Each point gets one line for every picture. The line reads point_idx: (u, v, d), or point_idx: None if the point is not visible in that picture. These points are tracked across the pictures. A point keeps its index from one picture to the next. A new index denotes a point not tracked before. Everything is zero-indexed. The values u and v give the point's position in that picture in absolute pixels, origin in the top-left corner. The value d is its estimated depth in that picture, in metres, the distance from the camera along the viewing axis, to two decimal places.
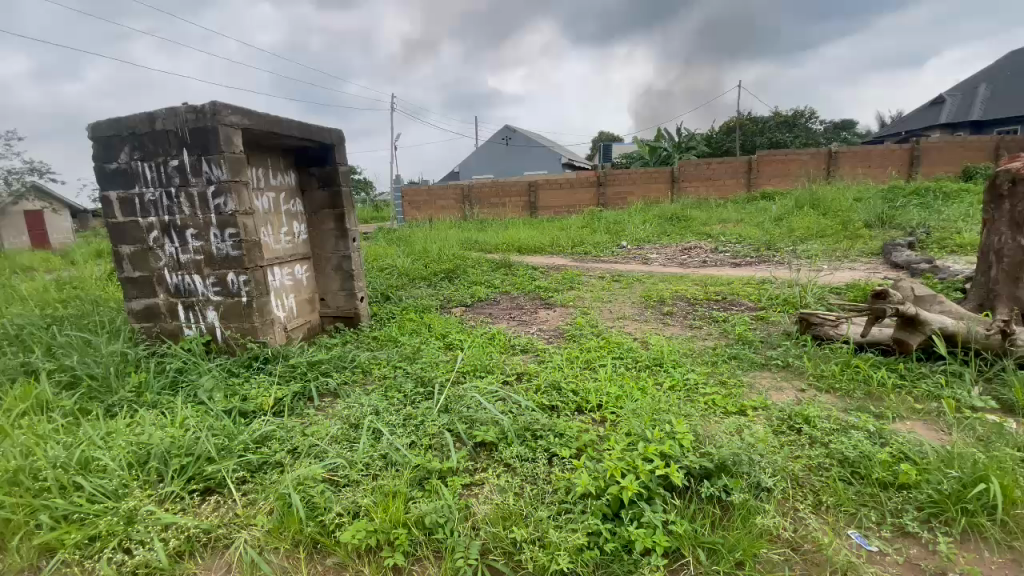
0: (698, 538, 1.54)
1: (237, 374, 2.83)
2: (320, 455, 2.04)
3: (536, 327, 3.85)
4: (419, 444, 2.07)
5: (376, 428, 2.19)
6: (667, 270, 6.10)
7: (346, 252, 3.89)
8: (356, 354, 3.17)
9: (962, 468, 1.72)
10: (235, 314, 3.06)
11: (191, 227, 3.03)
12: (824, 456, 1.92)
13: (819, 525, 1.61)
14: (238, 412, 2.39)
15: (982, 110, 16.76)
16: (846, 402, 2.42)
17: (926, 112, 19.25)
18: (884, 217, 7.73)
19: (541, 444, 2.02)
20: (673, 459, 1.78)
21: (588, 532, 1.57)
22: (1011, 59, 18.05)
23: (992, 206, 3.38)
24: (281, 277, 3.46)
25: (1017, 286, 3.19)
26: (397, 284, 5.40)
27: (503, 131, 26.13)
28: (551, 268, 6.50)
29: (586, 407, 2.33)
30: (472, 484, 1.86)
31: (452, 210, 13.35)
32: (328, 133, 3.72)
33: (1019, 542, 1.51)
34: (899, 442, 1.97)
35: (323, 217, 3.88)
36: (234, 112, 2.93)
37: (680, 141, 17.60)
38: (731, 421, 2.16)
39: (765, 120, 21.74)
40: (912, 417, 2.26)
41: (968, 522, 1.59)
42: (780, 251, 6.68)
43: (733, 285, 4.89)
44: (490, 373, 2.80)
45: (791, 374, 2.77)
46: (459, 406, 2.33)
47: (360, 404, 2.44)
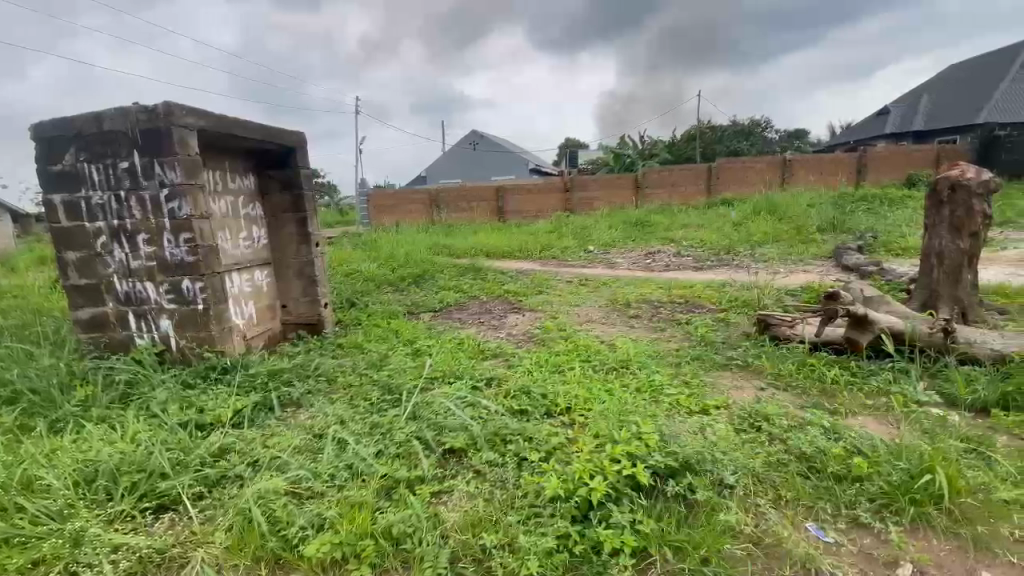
0: (665, 537, 1.57)
1: (193, 385, 2.71)
2: (283, 467, 1.97)
3: (505, 331, 3.86)
4: (387, 453, 2.03)
5: (342, 437, 2.14)
6: (633, 274, 6.23)
7: (308, 257, 3.80)
8: (320, 362, 3.09)
9: (909, 461, 1.83)
10: (191, 322, 2.93)
11: (142, 231, 2.90)
12: (783, 452, 1.99)
13: (779, 519, 1.66)
14: (194, 424, 2.29)
15: (924, 121, 17.81)
16: (803, 400, 2.52)
17: (872, 122, 20.32)
18: (835, 223, 8.11)
19: (510, 449, 2.01)
20: (640, 458, 1.81)
21: (558, 535, 1.57)
22: (947, 74, 19.28)
23: (930, 212, 3.60)
24: (239, 284, 3.35)
25: (957, 287, 3.43)
26: (364, 290, 5.31)
27: (470, 135, 26.15)
28: (520, 272, 6.53)
29: (556, 410, 2.34)
30: (441, 491, 1.84)
31: (420, 215, 13.21)
32: (290, 135, 3.64)
33: (964, 529, 1.60)
34: (852, 437, 2.06)
35: (284, 221, 3.78)
36: (189, 112, 2.83)
37: (643, 149, 18.07)
38: (695, 421, 2.21)
39: (724, 129, 22.50)
40: (864, 412, 2.37)
41: (916, 511, 1.67)
42: (740, 256, 6.91)
43: (695, 288, 5.03)
44: (459, 378, 2.78)
45: (751, 373, 2.87)
46: (428, 413, 2.30)
47: (325, 413, 2.39)
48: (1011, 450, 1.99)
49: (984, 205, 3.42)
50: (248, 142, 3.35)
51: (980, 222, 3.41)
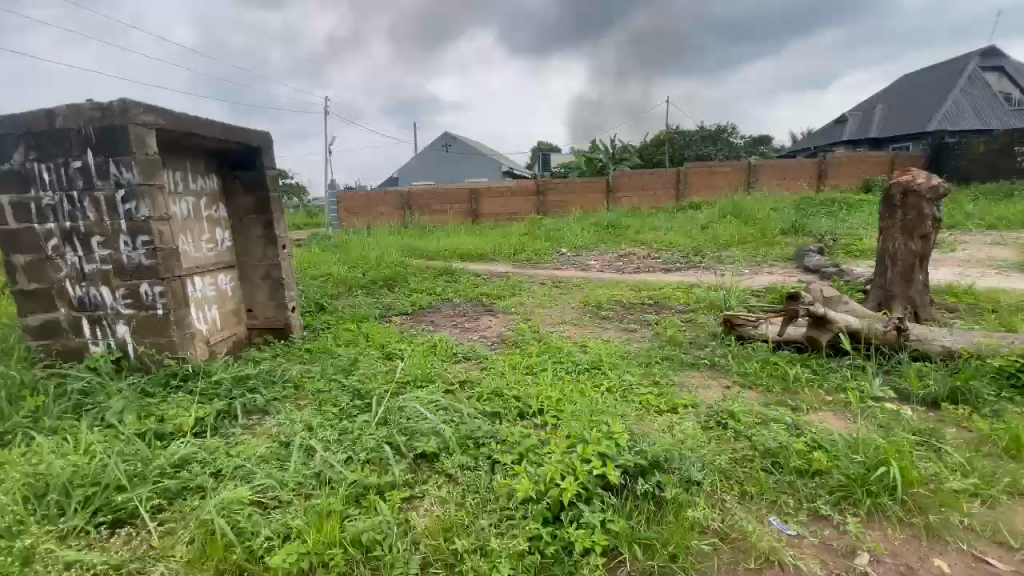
0: (635, 535, 1.59)
1: (152, 394, 2.61)
2: (248, 477, 1.92)
3: (479, 334, 3.85)
4: (356, 459, 1.99)
5: (309, 444, 2.09)
6: (605, 276, 6.31)
7: (275, 260, 3.71)
8: (287, 368, 3.02)
9: (866, 455, 1.90)
10: (150, 328, 2.82)
11: (97, 234, 2.78)
12: (748, 448, 2.05)
13: (745, 514, 1.71)
14: (153, 434, 2.20)
15: (879, 129, 18.64)
16: (767, 397, 2.60)
17: (832, 129, 21.15)
18: (797, 226, 8.40)
19: (483, 452, 2.00)
20: (610, 458, 1.83)
21: (530, 537, 1.57)
22: (900, 84, 20.24)
23: (884, 215, 3.76)
24: (201, 288, 3.24)
25: (909, 287, 3.60)
26: (333, 293, 5.22)
27: (443, 137, 26.02)
28: (493, 274, 6.52)
29: (528, 412, 2.35)
30: (411, 496, 1.81)
31: (392, 217, 13.06)
32: (255, 135, 3.54)
33: (916, 518, 1.69)
34: (813, 432, 2.13)
35: (249, 223, 3.68)
36: (147, 111, 2.72)
37: (615, 153, 18.36)
38: (664, 420, 2.25)
39: (692, 134, 23.06)
40: (824, 408, 2.46)
41: (872, 502, 1.74)
42: (707, 258, 7.08)
43: (665, 289, 5.13)
44: (431, 381, 2.76)
45: (718, 372, 2.94)
46: (399, 418, 2.27)
47: (292, 420, 2.33)
48: (959, 442, 2.09)
49: (934, 209, 3.59)
50: (210, 141, 3.25)
51: (930, 225, 3.57)
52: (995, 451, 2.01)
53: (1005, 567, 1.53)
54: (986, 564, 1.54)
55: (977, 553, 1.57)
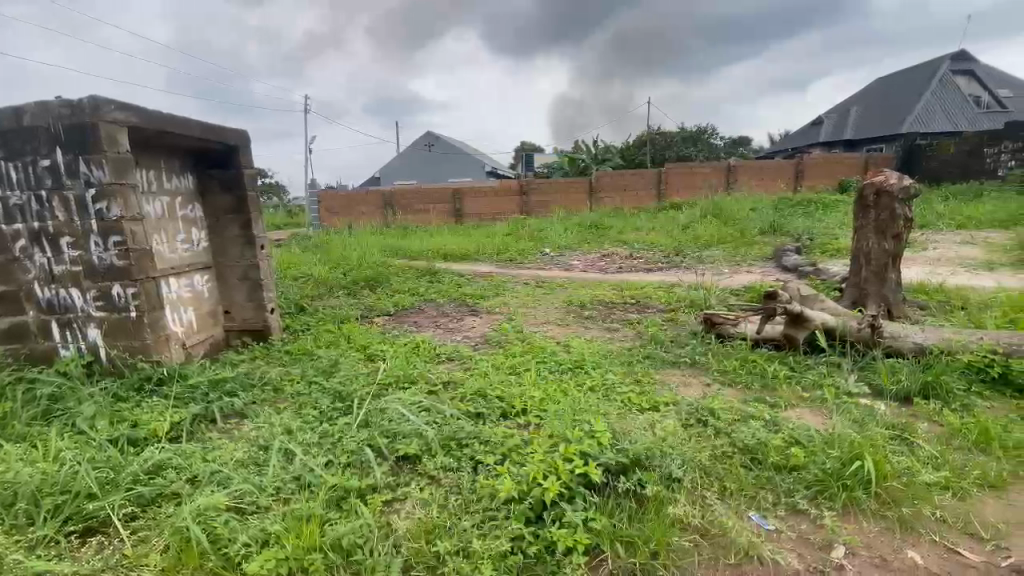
0: (617, 533, 1.60)
1: (125, 399, 2.54)
2: (224, 482, 1.88)
3: (462, 334, 3.83)
4: (336, 462, 1.97)
5: (288, 448, 2.06)
6: (587, 276, 6.35)
7: (253, 260, 3.64)
8: (266, 371, 2.97)
9: (841, 449, 1.94)
10: (122, 331, 2.74)
11: (67, 235, 2.70)
12: (728, 444, 2.08)
13: (724, 510, 1.73)
14: (126, 440, 2.14)
15: (854, 131, 19.09)
16: (746, 394, 2.64)
17: (808, 131, 21.60)
18: (775, 226, 8.56)
19: (465, 452, 1.99)
20: (593, 457, 1.83)
21: (512, 537, 1.57)
22: (874, 87, 20.75)
23: (859, 216, 3.85)
24: (176, 289, 3.17)
25: (883, 285, 3.68)
26: (314, 294, 5.15)
27: (425, 137, 25.87)
28: (476, 275, 6.50)
29: (511, 413, 2.34)
30: (393, 499, 1.80)
31: (374, 217, 12.93)
32: (232, 133, 3.48)
33: (890, 511, 1.73)
34: (791, 429, 2.17)
35: (226, 223, 3.61)
36: (118, 108, 2.65)
37: (597, 154, 18.49)
38: (646, 418, 2.27)
39: (673, 135, 23.34)
40: (801, 404, 2.50)
41: (847, 496, 1.78)
42: (688, 258, 7.17)
43: (647, 289, 5.17)
44: (414, 382, 2.74)
45: (698, 370, 2.98)
46: (380, 420, 2.24)
47: (270, 424, 2.29)
48: (931, 436, 2.15)
49: (906, 209, 3.69)
50: (185, 140, 3.18)
51: (902, 224, 3.66)
52: (965, 444, 2.07)
53: (975, 557, 1.57)
54: (957, 555, 1.59)
55: (948, 544, 1.62)
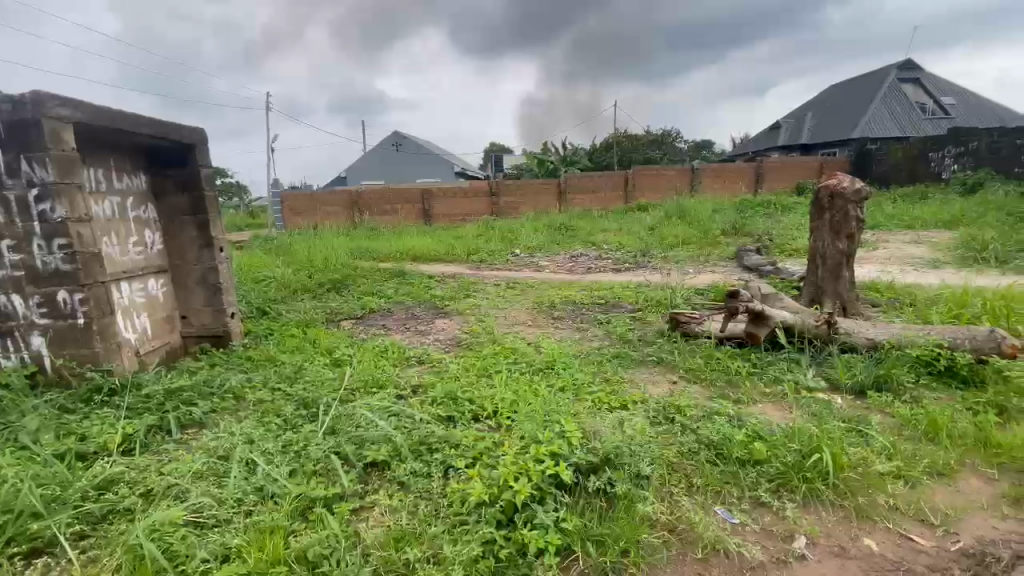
0: (587, 533, 1.61)
1: (74, 411, 2.40)
2: (181, 496, 1.80)
3: (432, 337, 3.78)
4: (301, 471, 1.91)
5: (250, 458, 1.98)
6: (557, 277, 6.39)
7: (211, 263, 3.51)
8: (226, 378, 2.86)
9: (802, 443, 2.01)
10: (69, 339, 2.59)
11: (7, 237, 2.54)
12: (694, 440, 2.12)
13: (691, 505, 1.77)
14: (75, 454, 2.03)
15: (809, 135, 19.89)
16: (711, 391, 2.71)
17: (767, 135, 22.38)
18: (737, 226, 8.82)
19: (436, 457, 1.97)
20: (563, 458, 1.84)
21: (483, 541, 1.56)
22: (828, 94, 21.67)
23: (814, 216, 4.00)
24: (129, 294, 3.02)
25: (838, 283, 3.84)
26: (277, 297, 5.00)
27: (392, 137, 25.55)
28: (446, 276, 6.45)
29: (482, 415, 2.33)
30: (361, 507, 1.76)
31: (339, 217, 12.66)
32: (188, 131, 3.34)
33: (847, 501, 1.80)
34: (753, 424, 2.23)
35: (182, 224, 3.47)
36: (63, 104, 2.51)
37: (565, 156, 18.68)
38: (615, 417, 2.29)
39: (639, 138, 23.79)
40: (763, 400, 2.58)
41: (807, 488, 1.84)
42: (655, 258, 7.30)
43: (615, 289, 5.24)
44: (382, 387, 2.69)
45: (665, 368, 3.03)
46: (347, 426, 2.19)
47: (231, 433, 2.20)
48: (884, 427, 2.25)
49: (858, 211, 3.85)
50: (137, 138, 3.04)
51: (855, 225, 3.83)
52: (915, 434, 2.18)
53: (926, 543, 1.66)
54: (910, 540, 1.67)
55: (901, 530, 1.70)
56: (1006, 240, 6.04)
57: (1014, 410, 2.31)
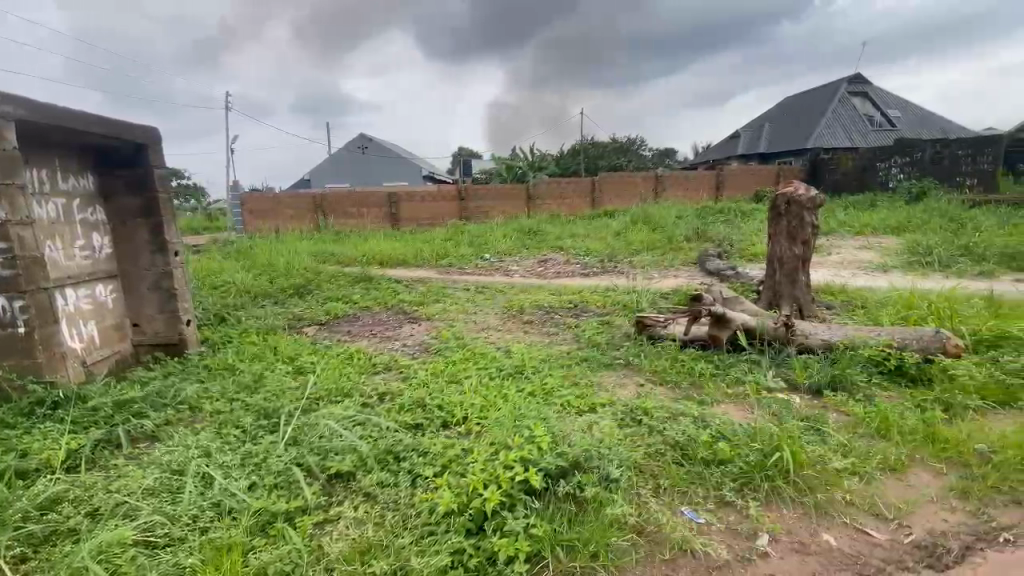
0: (558, 538, 1.60)
1: (12, 426, 2.24)
2: (131, 514, 1.70)
3: (399, 343, 3.73)
4: (262, 485, 1.84)
5: (206, 472, 1.90)
6: (526, 281, 6.40)
7: (166, 268, 3.35)
8: (181, 388, 2.73)
9: (764, 442, 2.07)
10: (8, 349, 2.42)
11: None
12: (661, 442, 2.15)
13: (659, 507, 1.80)
14: (12, 473, 1.89)
15: (768, 144, 20.66)
16: (677, 392, 2.76)
17: (728, 144, 23.13)
18: (700, 233, 9.06)
19: (403, 466, 1.93)
20: (533, 463, 1.83)
21: (452, 551, 1.53)
22: (784, 105, 22.59)
23: (772, 223, 4.15)
24: (75, 301, 2.85)
25: (795, 287, 3.98)
26: (236, 304, 4.82)
27: (358, 138, 25.10)
28: (414, 281, 6.37)
29: (451, 421, 2.30)
30: (325, 521, 1.71)
31: (303, 220, 12.35)
32: (141, 131, 3.19)
33: (807, 498, 1.86)
34: (718, 424, 2.27)
35: (133, 227, 3.31)
36: (6, 100, 2.35)
37: (533, 161, 18.79)
38: (583, 420, 2.31)
39: (606, 146, 24.21)
40: (726, 400, 2.65)
41: (770, 486, 1.89)
42: (621, 263, 7.42)
43: (582, 293, 5.29)
44: (347, 395, 2.63)
45: (632, 371, 3.07)
46: (310, 437, 2.12)
47: (185, 446, 2.10)
48: (840, 424, 2.34)
49: (813, 217, 4.01)
50: (85, 136, 2.88)
51: (810, 231, 3.98)
52: (868, 432, 2.27)
53: (881, 536, 1.73)
54: (865, 534, 1.74)
55: (857, 525, 1.77)
56: (948, 245, 6.41)
57: (958, 406, 2.45)
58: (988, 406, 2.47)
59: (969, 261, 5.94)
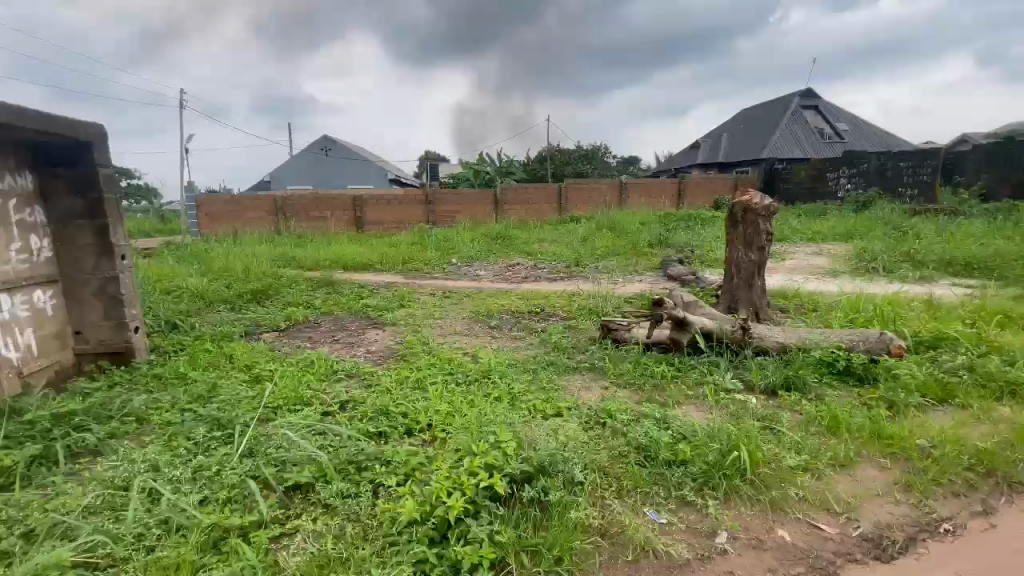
0: (522, 543, 1.60)
1: None
2: (70, 535, 1.60)
3: (363, 349, 3.66)
4: (214, 499, 1.76)
5: (153, 488, 1.80)
6: (494, 286, 6.41)
7: (111, 273, 3.17)
8: (128, 399, 2.58)
9: (721, 442, 2.12)
10: None
11: None
12: (624, 444, 2.18)
13: (622, 508, 1.82)
14: None
15: (727, 154, 21.40)
16: (639, 395, 2.81)
17: (690, 152, 23.83)
18: (663, 239, 9.29)
19: (365, 476, 1.88)
20: (498, 469, 1.83)
21: (415, 561, 1.51)
22: (742, 116, 23.47)
23: (729, 230, 4.29)
24: (10, 307, 2.67)
25: (751, 291, 4.13)
26: (189, 309, 4.63)
27: (321, 139, 24.52)
28: (380, 286, 6.27)
29: (416, 429, 2.27)
30: (282, 534, 1.65)
31: (262, 222, 12.01)
32: (85, 129, 3.02)
33: (762, 495, 1.92)
34: (679, 425, 2.32)
35: (75, 230, 3.12)
36: None
37: (501, 165, 18.86)
38: (549, 424, 2.32)
39: (572, 152, 24.55)
40: (686, 402, 2.72)
41: (728, 485, 1.95)
42: (587, 268, 7.52)
43: (548, 298, 5.34)
44: (307, 403, 2.55)
45: (597, 374, 3.11)
46: (266, 448, 2.05)
47: (132, 460, 1.99)
48: (793, 423, 2.44)
49: (768, 224, 4.16)
50: (23, 132, 2.71)
51: (765, 237, 4.14)
52: (820, 429, 2.37)
53: (832, 530, 1.81)
54: (817, 529, 1.81)
55: (809, 520, 1.84)
56: (894, 252, 6.78)
57: (901, 404, 2.58)
58: (929, 403, 2.62)
59: (911, 268, 6.28)
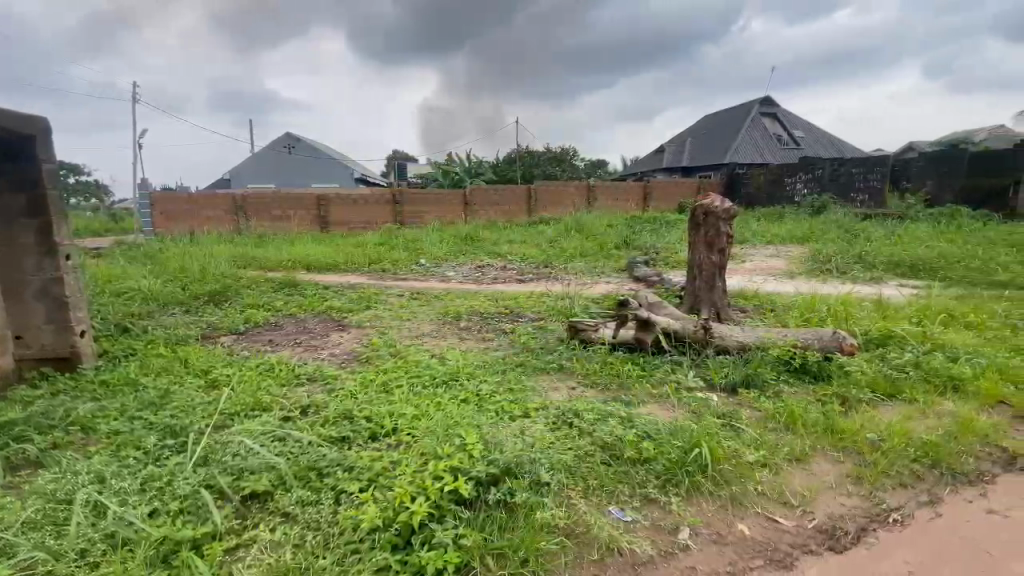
0: (488, 546, 1.60)
1: None
2: (6, 552, 1.51)
3: (327, 352, 3.58)
4: (165, 511, 1.69)
5: (99, 501, 1.71)
6: (462, 287, 6.38)
7: (54, 273, 3.00)
8: (72, 407, 2.45)
9: (684, 439, 2.17)
10: None
11: None
12: (590, 443, 2.19)
13: (587, 508, 1.84)
14: None
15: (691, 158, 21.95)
16: (605, 394, 2.85)
17: (656, 156, 24.33)
18: (629, 241, 9.44)
19: (326, 483, 1.83)
20: (463, 472, 1.81)
21: (377, 569, 1.49)
22: (705, 121, 24.11)
23: (692, 232, 4.39)
24: None
25: (712, 292, 4.24)
26: (141, 312, 4.42)
27: (286, 138, 23.92)
28: (345, 286, 6.15)
29: (380, 433, 2.23)
30: (238, 546, 1.60)
31: (221, 221, 11.61)
32: (28, 120, 2.84)
33: (722, 490, 1.97)
34: (642, 424, 2.35)
35: (16, 229, 2.95)
36: None
37: (470, 165, 18.81)
38: (516, 425, 2.32)
39: (541, 155, 24.75)
40: (651, 401, 2.76)
41: (690, 481, 1.99)
42: (555, 269, 7.58)
43: (517, 298, 5.35)
44: (266, 409, 2.47)
45: (565, 374, 3.13)
46: (222, 456, 1.98)
47: (76, 471, 1.89)
48: (753, 420, 2.51)
49: (727, 227, 4.28)
50: None
51: (725, 240, 4.25)
52: (778, 425, 2.45)
53: (789, 523, 1.87)
54: (775, 521, 1.87)
55: (767, 513, 1.90)
56: (846, 254, 7.08)
57: (852, 400, 2.69)
58: (878, 398, 2.75)
59: (862, 269, 6.58)
